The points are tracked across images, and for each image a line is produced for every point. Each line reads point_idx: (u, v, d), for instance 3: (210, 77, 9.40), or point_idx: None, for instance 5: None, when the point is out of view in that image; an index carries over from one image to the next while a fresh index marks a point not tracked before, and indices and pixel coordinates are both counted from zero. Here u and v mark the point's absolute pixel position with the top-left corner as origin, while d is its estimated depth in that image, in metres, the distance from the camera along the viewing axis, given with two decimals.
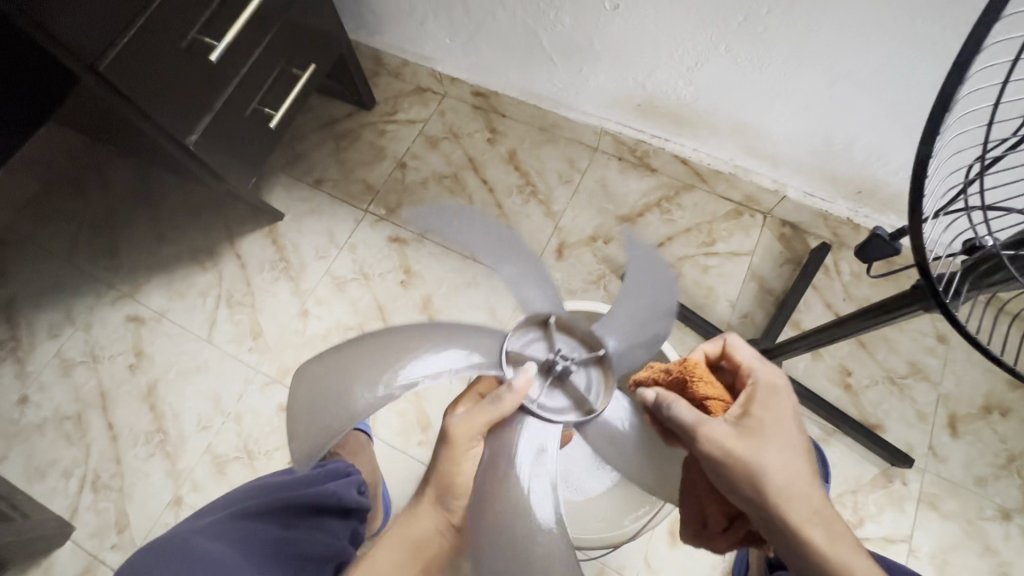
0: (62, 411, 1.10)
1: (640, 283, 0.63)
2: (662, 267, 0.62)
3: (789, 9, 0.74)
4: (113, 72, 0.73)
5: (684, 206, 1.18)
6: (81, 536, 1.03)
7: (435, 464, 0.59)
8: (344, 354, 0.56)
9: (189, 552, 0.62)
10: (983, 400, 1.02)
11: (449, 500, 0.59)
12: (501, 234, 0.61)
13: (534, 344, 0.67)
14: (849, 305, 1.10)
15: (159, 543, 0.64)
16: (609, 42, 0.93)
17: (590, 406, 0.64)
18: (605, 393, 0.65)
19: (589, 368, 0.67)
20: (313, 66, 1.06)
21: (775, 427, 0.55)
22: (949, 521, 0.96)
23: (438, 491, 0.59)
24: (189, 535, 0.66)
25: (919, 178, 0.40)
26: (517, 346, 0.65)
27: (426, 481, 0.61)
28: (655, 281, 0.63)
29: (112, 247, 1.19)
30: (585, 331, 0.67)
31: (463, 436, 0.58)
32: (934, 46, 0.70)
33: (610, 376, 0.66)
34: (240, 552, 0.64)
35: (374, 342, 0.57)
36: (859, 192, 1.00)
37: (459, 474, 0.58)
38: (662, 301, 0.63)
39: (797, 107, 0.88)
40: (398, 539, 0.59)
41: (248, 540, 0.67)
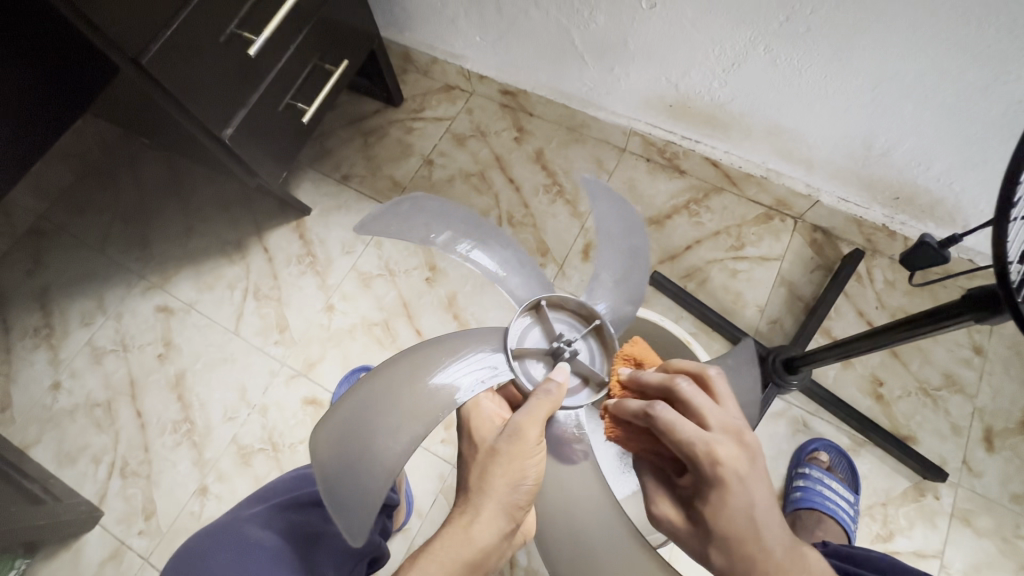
0: (92, 398, 1.12)
1: (608, 223, 0.70)
2: (618, 208, 0.69)
3: (834, 9, 0.72)
4: (155, 66, 0.74)
5: (713, 209, 1.16)
6: (109, 522, 1.05)
7: (488, 469, 0.54)
8: (374, 384, 0.55)
9: (237, 539, 0.66)
10: (1021, 416, 0.99)
11: (513, 505, 0.54)
12: (478, 225, 0.67)
13: (529, 330, 0.63)
14: (882, 314, 1.07)
15: (210, 532, 0.68)
16: (643, 43, 0.92)
17: (599, 378, 0.62)
18: (610, 365, 0.63)
19: (588, 346, 0.64)
20: (346, 62, 1.06)
21: (726, 526, 0.47)
22: (983, 539, 0.94)
23: (503, 499, 0.54)
24: (243, 523, 0.69)
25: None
26: (516, 340, 0.61)
27: (473, 487, 0.55)
28: (623, 223, 0.70)
29: (142, 238, 1.21)
30: (568, 308, 0.65)
31: (531, 437, 0.54)
32: (988, 51, 0.68)
33: (610, 341, 0.64)
34: (286, 543, 0.66)
35: (405, 365, 0.56)
36: (896, 199, 0.97)
37: (520, 476, 0.54)
38: (627, 232, 0.70)
39: (837, 111, 0.86)
40: (451, 548, 0.52)
41: (294, 531, 0.68)
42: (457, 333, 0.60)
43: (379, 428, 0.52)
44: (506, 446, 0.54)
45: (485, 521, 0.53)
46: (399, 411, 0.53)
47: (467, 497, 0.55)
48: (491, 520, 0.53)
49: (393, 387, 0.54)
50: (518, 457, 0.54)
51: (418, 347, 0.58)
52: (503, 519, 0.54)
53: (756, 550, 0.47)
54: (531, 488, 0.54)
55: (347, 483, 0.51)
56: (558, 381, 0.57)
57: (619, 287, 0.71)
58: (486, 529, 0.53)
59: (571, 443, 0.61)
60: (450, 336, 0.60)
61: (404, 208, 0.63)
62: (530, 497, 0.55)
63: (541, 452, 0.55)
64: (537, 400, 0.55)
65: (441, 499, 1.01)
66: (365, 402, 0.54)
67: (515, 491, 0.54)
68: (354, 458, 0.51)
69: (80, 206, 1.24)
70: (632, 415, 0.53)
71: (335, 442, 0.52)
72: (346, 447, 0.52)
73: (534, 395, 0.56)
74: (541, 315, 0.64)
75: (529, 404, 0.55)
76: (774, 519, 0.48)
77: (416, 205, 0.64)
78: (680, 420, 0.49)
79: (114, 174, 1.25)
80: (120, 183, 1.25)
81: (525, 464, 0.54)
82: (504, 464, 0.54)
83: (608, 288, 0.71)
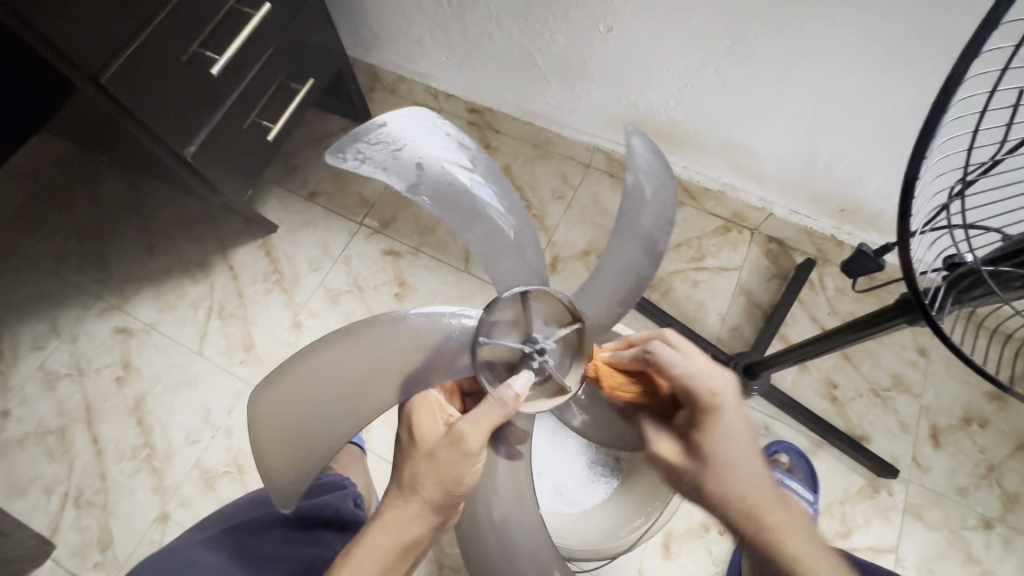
0: (43, 425, 1.08)
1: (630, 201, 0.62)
2: (661, 164, 0.61)
3: (774, 35, 0.77)
4: (114, 85, 0.74)
5: (674, 221, 1.20)
6: (62, 555, 1.00)
7: (424, 471, 0.55)
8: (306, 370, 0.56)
9: (185, 565, 0.67)
10: (963, 412, 1.05)
11: (445, 505, 0.56)
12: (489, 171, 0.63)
13: (506, 323, 0.60)
14: (834, 319, 1.13)
15: (161, 558, 0.69)
16: (602, 64, 0.96)
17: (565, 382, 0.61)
18: (578, 369, 0.63)
19: (564, 347, 0.62)
20: (312, 81, 1.08)
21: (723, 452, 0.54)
22: (934, 531, 0.99)
23: (435, 501, 0.55)
24: (194, 549, 0.70)
25: (903, 203, 0.43)
26: (489, 334, 0.59)
27: (411, 484, 0.56)
28: (660, 181, 0.61)
29: (100, 259, 1.18)
30: (555, 300, 0.62)
31: (473, 448, 0.55)
32: (912, 75, 0.74)
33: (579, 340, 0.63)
34: (235, 565, 0.67)
35: (343, 343, 0.56)
36: (842, 210, 1.03)
37: (456, 482, 0.55)
38: (657, 209, 0.62)
39: (784, 128, 0.92)
40: (382, 542, 0.55)
41: (245, 552, 0.69)
42: (417, 314, 0.57)
43: (320, 411, 0.57)
44: (447, 453, 0.55)
45: (417, 518, 0.55)
46: (331, 400, 0.57)
47: (397, 493, 0.56)
48: (421, 518, 0.56)
49: (333, 368, 0.56)
50: (454, 466, 0.55)
51: (357, 329, 0.56)
52: (433, 516, 0.56)
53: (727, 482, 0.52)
54: (465, 491, 0.56)
55: (280, 459, 0.57)
56: (514, 394, 0.56)
57: (625, 276, 0.64)
58: (417, 527, 0.55)
59: (517, 443, 0.64)
60: (403, 317, 0.57)
61: (427, 122, 0.59)
62: (461, 499, 0.57)
63: (479, 461, 0.56)
64: (488, 409, 0.55)
65: None
66: (299, 382, 0.56)
67: (448, 495, 0.55)
68: (291, 435, 0.57)
69: (33, 226, 1.20)
70: (632, 359, 0.63)
71: (269, 420, 0.57)
72: (285, 424, 0.57)
73: (486, 402, 0.56)
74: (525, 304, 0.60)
75: (479, 411, 0.55)
76: (752, 455, 0.53)
77: (423, 126, 0.59)
78: (673, 356, 0.59)
79: (69, 193, 1.21)
80: (75, 200, 1.21)
81: (462, 474, 0.55)
82: (441, 469, 0.55)
83: (610, 278, 0.64)
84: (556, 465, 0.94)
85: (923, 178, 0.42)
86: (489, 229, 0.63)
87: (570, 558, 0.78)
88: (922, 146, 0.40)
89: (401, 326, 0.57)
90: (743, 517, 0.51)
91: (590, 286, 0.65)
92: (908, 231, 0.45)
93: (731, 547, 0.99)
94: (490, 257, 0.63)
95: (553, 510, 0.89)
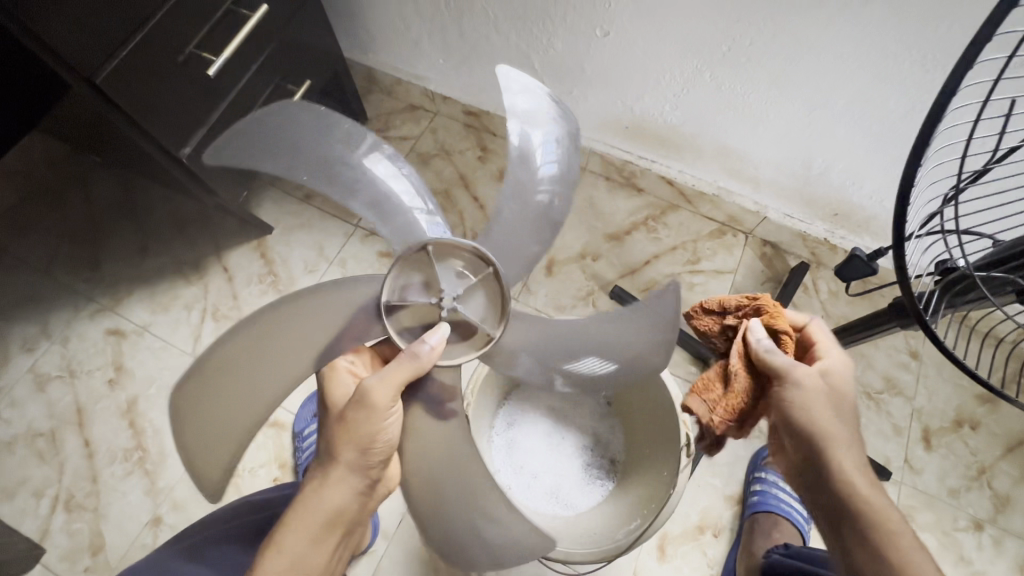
0: (34, 428, 1.06)
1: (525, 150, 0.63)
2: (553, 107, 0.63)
3: (770, 41, 0.78)
4: (110, 85, 0.73)
5: (669, 225, 1.21)
6: (51, 559, 0.99)
7: (339, 436, 0.57)
8: (227, 353, 0.57)
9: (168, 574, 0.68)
10: (954, 415, 1.06)
11: (364, 466, 0.58)
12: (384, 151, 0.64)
13: (412, 279, 0.62)
14: (827, 322, 1.14)
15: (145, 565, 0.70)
16: (600, 69, 0.96)
17: (484, 329, 0.63)
18: (498, 317, 0.64)
19: (481, 297, 0.63)
20: (309, 82, 1.07)
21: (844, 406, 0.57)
22: (926, 533, 1.00)
23: (353, 462, 0.57)
24: (177, 558, 0.71)
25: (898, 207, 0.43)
26: (393, 291, 0.62)
27: (329, 452, 0.58)
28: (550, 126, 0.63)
29: (93, 259, 1.17)
30: (463, 253, 0.63)
31: (381, 401, 0.56)
32: (904, 81, 0.75)
33: (497, 286, 0.63)
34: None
35: (257, 329, 0.58)
36: (835, 215, 1.04)
37: (370, 438, 0.57)
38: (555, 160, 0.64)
39: (779, 133, 0.93)
40: (310, 515, 0.57)
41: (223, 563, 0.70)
42: (329, 285, 0.61)
43: (241, 394, 0.58)
44: (356, 411, 0.56)
45: (338, 482, 0.57)
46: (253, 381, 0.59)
47: (319, 461, 0.59)
48: (342, 483, 0.57)
49: (256, 348, 0.58)
50: (365, 422, 0.56)
51: (271, 309, 0.59)
52: (356, 479, 0.58)
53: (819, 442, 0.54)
54: (384, 447, 0.58)
55: (209, 448, 0.58)
56: (428, 344, 0.58)
57: (525, 222, 0.65)
58: (340, 493, 0.57)
59: (447, 401, 0.62)
60: (316, 291, 0.60)
61: (319, 115, 0.62)
62: (381, 455, 0.58)
63: (392, 413, 0.58)
64: (399, 364, 0.57)
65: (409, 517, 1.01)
66: (217, 376, 0.57)
67: (365, 454, 0.57)
68: (211, 432, 0.58)
69: (24, 227, 1.19)
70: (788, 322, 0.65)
71: (195, 412, 0.57)
72: (210, 419, 0.58)
73: (399, 358, 0.58)
74: (429, 259, 0.63)
75: (387, 370, 0.57)
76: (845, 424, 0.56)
77: (311, 117, 0.62)
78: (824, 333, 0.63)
79: (62, 193, 1.20)
80: (68, 201, 1.20)
81: (375, 429, 0.57)
82: (353, 427, 0.56)
83: (511, 228, 0.65)
84: (553, 467, 0.94)
85: (917, 183, 0.42)
86: (390, 210, 0.65)
87: (569, 562, 0.76)
88: (917, 152, 0.40)
89: (311, 304, 0.60)
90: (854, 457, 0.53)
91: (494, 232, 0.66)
92: (903, 236, 0.45)
93: (725, 550, 0.99)
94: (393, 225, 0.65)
95: (549, 512, 0.89)
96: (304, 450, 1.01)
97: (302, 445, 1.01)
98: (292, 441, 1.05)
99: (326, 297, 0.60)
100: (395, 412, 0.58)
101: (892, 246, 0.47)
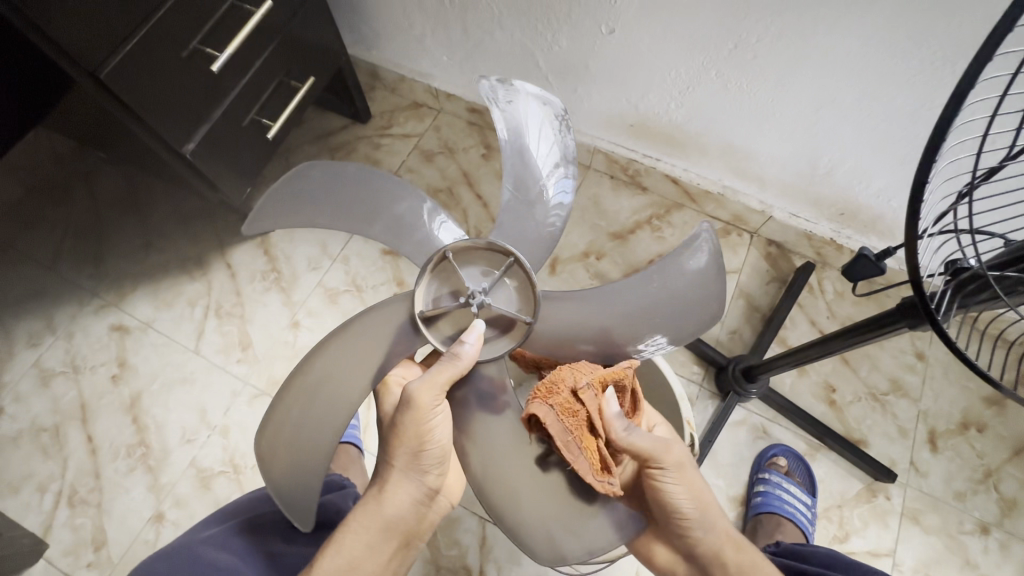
0: (37, 423, 1.07)
1: (522, 149, 0.65)
2: (533, 97, 0.64)
3: (777, 39, 0.77)
4: (114, 81, 0.73)
5: (673, 224, 1.20)
6: (54, 554, 0.99)
7: (394, 443, 0.60)
8: (306, 378, 0.60)
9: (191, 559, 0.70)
10: (961, 417, 1.05)
11: (417, 472, 0.61)
12: (384, 179, 0.67)
13: (440, 283, 0.62)
14: (832, 323, 1.13)
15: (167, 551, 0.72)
16: (605, 66, 0.96)
17: (520, 316, 0.61)
18: (529, 304, 0.61)
19: (509, 288, 0.62)
20: (312, 79, 1.07)
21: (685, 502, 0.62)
22: (932, 536, 0.99)
23: (406, 467, 0.61)
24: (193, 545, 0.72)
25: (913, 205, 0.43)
26: (423, 298, 0.61)
27: (386, 458, 0.62)
28: (534, 119, 0.65)
29: (97, 255, 1.17)
30: (480, 250, 0.63)
31: (429, 403, 0.57)
32: (913, 80, 0.74)
33: (522, 273, 0.62)
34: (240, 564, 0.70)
35: (333, 341, 0.61)
36: (841, 214, 1.03)
37: (423, 440, 0.59)
38: (544, 155, 0.65)
39: (784, 132, 0.92)
40: (371, 518, 0.62)
41: (250, 552, 0.72)
42: (375, 308, 0.61)
43: (316, 411, 0.59)
44: (406, 417, 0.58)
45: (396, 484, 0.62)
46: (326, 397, 0.59)
47: (377, 467, 0.63)
48: (399, 488, 0.62)
49: (328, 371, 0.60)
50: (417, 425, 0.58)
51: (339, 333, 0.61)
52: (410, 484, 0.62)
53: (699, 526, 0.63)
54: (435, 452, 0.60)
55: (293, 468, 0.57)
56: (464, 347, 0.57)
57: (528, 213, 0.65)
58: (396, 498, 0.62)
59: (500, 394, 0.61)
60: (372, 310, 0.62)
61: (316, 170, 0.66)
62: (433, 462, 0.61)
63: (441, 415, 0.59)
64: (440, 364, 0.57)
65: None
66: (296, 399, 0.59)
67: (418, 455, 0.60)
68: (294, 450, 0.58)
69: (29, 223, 1.19)
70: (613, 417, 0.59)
71: (278, 435, 0.58)
72: (293, 445, 0.58)
73: (441, 360, 0.58)
74: (450, 262, 0.62)
75: (431, 371, 0.57)
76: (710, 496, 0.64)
77: (320, 172, 0.66)
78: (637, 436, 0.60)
79: (67, 188, 1.21)
80: (74, 197, 1.20)
81: (424, 435, 0.59)
82: (406, 432, 0.58)
83: (519, 216, 0.65)
84: None
85: (931, 181, 0.42)
86: (400, 233, 0.68)
87: None
88: (931, 147, 0.39)
89: (362, 329, 0.61)
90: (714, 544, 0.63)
91: (506, 225, 0.65)
92: (915, 235, 0.45)
93: None
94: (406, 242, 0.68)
95: None
96: None
97: None
98: None
99: (371, 324, 0.61)
100: (445, 414, 0.59)
101: (904, 245, 0.46)
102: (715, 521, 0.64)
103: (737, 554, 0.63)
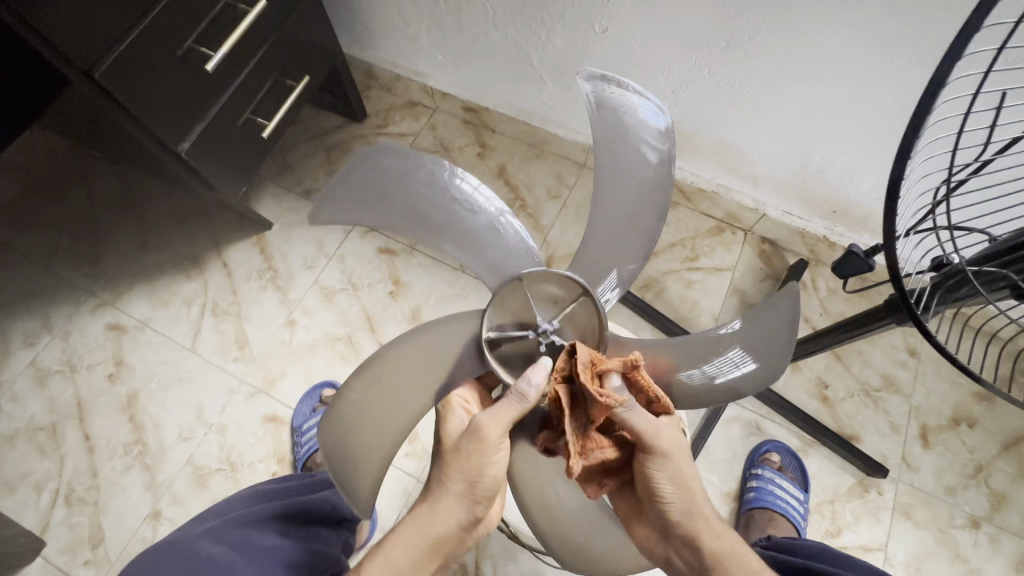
0: (34, 422, 1.07)
1: (614, 154, 0.58)
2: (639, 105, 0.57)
3: (768, 38, 0.78)
4: (108, 80, 0.73)
5: (668, 221, 1.21)
6: (51, 552, 1.00)
7: (452, 465, 0.55)
8: (376, 372, 0.58)
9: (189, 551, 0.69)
10: (952, 413, 1.06)
11: (472, 501, 0.55)
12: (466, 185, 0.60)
13: (508, 309, 0.60)
14: (825, 320, 1.14)
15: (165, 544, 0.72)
16: (598, 64, 0.96)
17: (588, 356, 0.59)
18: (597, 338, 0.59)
19: (578, 324, 0.60)
20: (307, 78, 1.07)
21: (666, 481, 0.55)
22: (923, 530, 1.00)
23: (463, 493, 0.55)
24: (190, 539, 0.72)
25: (890, 203, 0.43)
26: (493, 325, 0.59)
27: (441, 478, 0.56)
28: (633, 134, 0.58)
29: (93, 254, 1.17)
30: (557, 279, 0.60)
31: (493, 438, 0.54)
32: (902, 78, 0.75)
33: (592, 308, 0.59)
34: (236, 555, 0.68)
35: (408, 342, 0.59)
36: (835, 212, 1.04)
37: (482, 471, 0.55)
38: (641, 174, 0.59)
39: (776, 130, 0.93)
40: (414, 539, 0.55)
41: (248, 546, 0.71)
42: (439, 324, 0.60)
43: (383, 406, 0.57)
44: (469, 446, 0.54)
45: (445, 507, 0.55)
46: (395, 393, 0.57)
47: (430, 482, 0.57)
48: (450, 511, 0.55)
49: (402, 369, 0.58)
50: (476, 457, 0.54)
51: (413, 334, 0.59)
52: (463, 510, 0.56)
53: (677, 508, 0.55)
54: (492, 485, 0.55)
55: (354, 460, 0.55)
56: (529, 386, 0.53)
57: (616, 237, 0.61)
58: (445, 521, 0.55)
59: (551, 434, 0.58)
60: (441, 322, 0.60)
61: (401, 159, 0.57)
62: (490, 492, 0.56)
63: (502, 450, 0.55)
64: (508, 402, 0.54)
65: (405, 512, 1.03)
66: (366, 387, 0.57)
67: (474, 487, 0.55)
68: (358, 439, 0.55)
69: (25, 222, 1.19)
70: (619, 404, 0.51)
71: (344, 421, 0.56)
72: (358, 435, 0.56)
73: (506, 398, 0.54)
74: (523, 288, 0.60)
75: (496, 407, 0.54)
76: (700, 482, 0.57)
77: (397, 162, 0.57)
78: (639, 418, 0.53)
79: (62, 187, 1.21)
80: (70, 196, 1.20)
81: (484, 464, 0.55)
82: (466, 460, 0.55)
83: (603, 239, 0.61)
84: None
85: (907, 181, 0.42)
86: (469, 251, 0.61)
87: None
88: (905, 147, 0.40)
89: (431, 343, 0.59)
90: (692, 528, 0.55)
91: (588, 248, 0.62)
92: (893, 233, 0.45)
93: None
94: (476, 258, 0.62)
95: None
96: (304, 445, 1.02)
97: (302, 440, 1.02)
98: (291, 436, 1.05)
99: (438, 341, 0.59)
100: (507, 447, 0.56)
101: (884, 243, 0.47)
102: (696, 503, 0.56)
103: (715, 540, 0.55)
